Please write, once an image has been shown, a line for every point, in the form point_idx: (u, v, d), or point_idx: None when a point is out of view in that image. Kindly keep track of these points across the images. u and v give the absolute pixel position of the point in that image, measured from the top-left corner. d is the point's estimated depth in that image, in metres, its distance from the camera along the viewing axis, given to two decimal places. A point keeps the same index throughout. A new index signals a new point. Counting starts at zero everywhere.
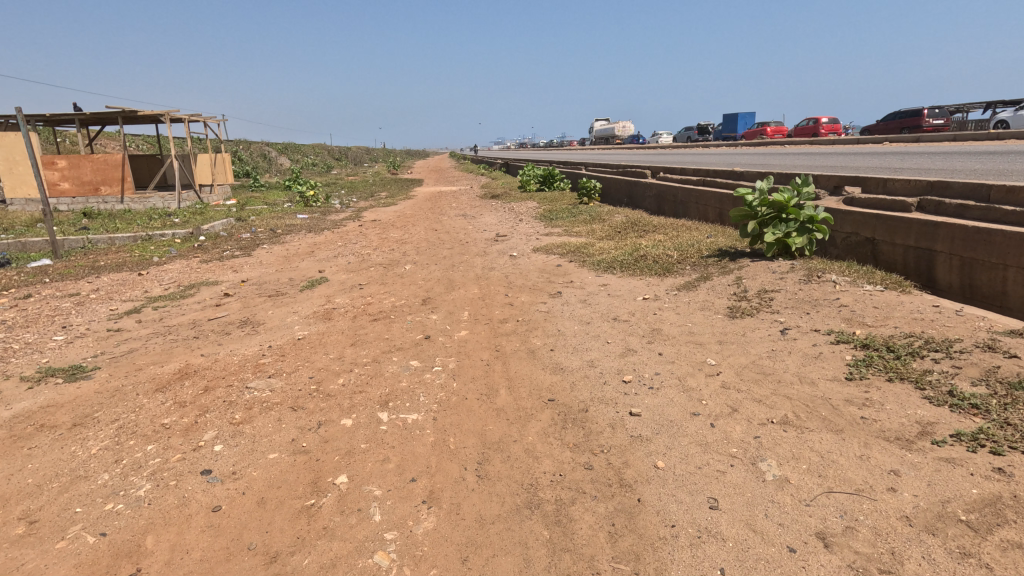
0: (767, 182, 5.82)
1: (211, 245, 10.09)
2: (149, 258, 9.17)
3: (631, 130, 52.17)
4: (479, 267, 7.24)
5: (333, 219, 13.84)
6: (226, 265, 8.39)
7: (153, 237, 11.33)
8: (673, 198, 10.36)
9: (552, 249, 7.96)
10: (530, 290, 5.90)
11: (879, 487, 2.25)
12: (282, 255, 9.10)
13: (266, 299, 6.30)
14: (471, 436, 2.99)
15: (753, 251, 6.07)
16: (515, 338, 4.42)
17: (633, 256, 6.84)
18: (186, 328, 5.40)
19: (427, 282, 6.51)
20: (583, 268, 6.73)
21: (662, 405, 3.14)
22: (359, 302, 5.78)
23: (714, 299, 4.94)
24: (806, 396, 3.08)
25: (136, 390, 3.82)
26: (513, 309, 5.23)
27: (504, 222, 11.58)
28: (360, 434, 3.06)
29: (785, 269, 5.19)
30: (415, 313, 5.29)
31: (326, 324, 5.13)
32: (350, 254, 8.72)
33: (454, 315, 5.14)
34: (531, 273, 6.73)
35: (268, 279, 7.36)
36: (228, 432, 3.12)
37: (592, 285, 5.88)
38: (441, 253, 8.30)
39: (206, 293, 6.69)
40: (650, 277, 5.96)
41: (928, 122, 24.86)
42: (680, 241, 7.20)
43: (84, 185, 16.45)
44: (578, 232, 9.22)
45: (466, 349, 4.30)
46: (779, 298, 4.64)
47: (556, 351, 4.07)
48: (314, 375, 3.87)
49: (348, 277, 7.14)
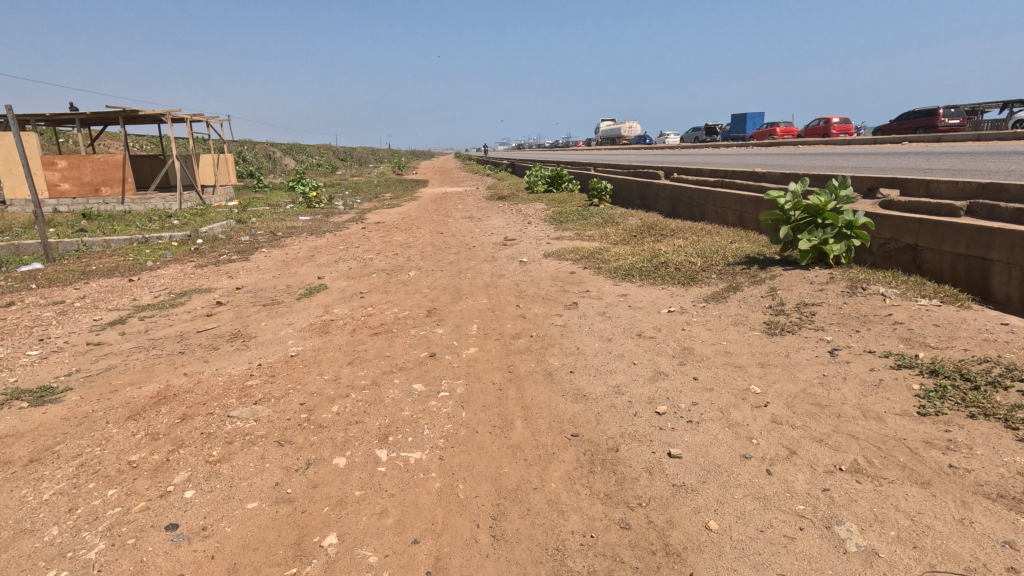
0: (801, 184, 5.36)
1: (208, 249, 9.70)
2: (143, 262, 8.80)
3: (637, 130, 51.76)
4: (487, 273, 6.82)
5: (335, 221, 13.48)
6: (222, 270, 8.00)
7: (150, 239, 10.98)
8: (689, 200, 9.91)
9: (564, 255, 7.53)
10: (543, 300, 5.47)
11: (995, 567, 1.81)
12: (281, 259, 8.72)
13: (261, 309, 5.90)
14: (484, 481, 2.56)
15: (785, 258, 5.61)
16: (530, 358, 3.99)
17: (652, 263, 6.40)
18: (172, 341, 5.00)
19: (433, 291, 6.10)
20: (599, 276, 6.30)
21: (705, 444, 2.70)
22: (359, 313, 5.37)
23: (748, 313, 4.50)
24: (875, 435, 2.63)
25: (106, 417, 3.40)
26: (526, 323, 4.81)
27: (512, 225, 11.16)
28: (354, 478, 2.64)
29: (824, 280, 4.74)
30: (419, 326, 4.87)
31: (322, 338, 4.71)
32: (351, 259, 8.31)
33: (462, 329, 4.72)
34: (543, 281, 6.31)
35: (264, 286, 6.95)
36: (202, 473, 2.71)
37: (611, 295, 5.45)
38: (447, 258, 7.88)
39: (198, 302, 6.29)
40: (672, 286, 5.53)
41: (944, 121, 24.33)
42: (702, 246, 6.76)
43: (84, 186, 16.16)
44: (591, 236, 8.79)
45: (476, 369, 3.87)
46: (821, 312, 4.19)
47: (576, 374, 3.64)
48: (306, 400, 3.46)
49: (348, 284, 6.74)
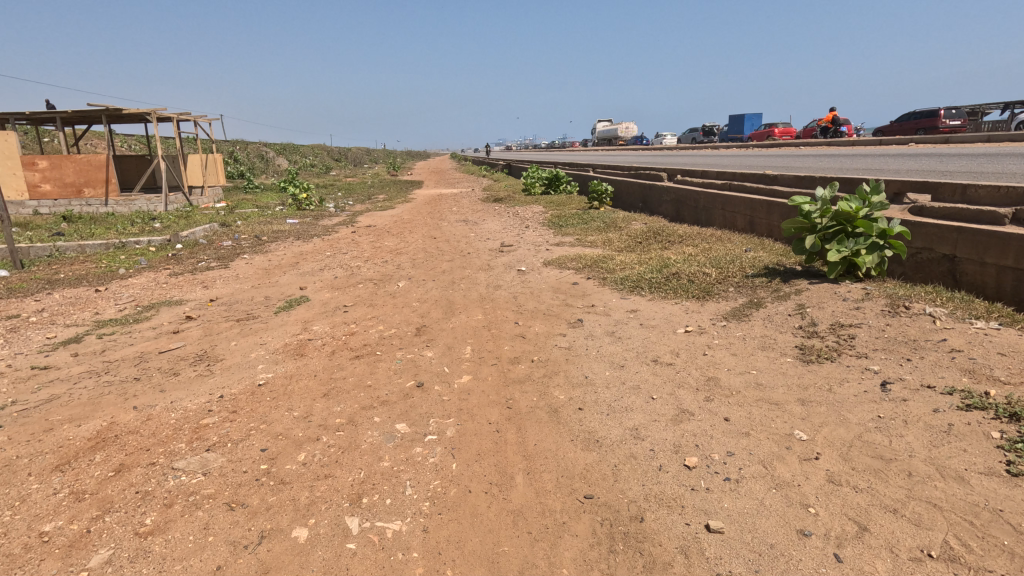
0: (829, 189, 4.87)
1: (187, 256, 9.15)
2: (115, 270, 8.24)
3: (633, 131, 51.44)
4: (483, 284, 6.31)
5: (324, 225, 12.94)
6: (198, 279, 7.47)
7: (126, 244, 10.42)
8: (695, 204, 9.42)
9: (565, 263, 7.01)
10: (544, 317, 4.96)
11: None
12: (264, 267, 8.19)
13: (233, 326, 5.36)
14: (478, 567, 2.05)
15: (810, 270, 5.13)
16: (531, 390, 3.48)
17: (662, 273, 5.89)
18: (129, 364, 4.45)
19: (423, 304, 5.59)
20: (604, 288, 5.79)
21: (751, 513, 2.19)
22: (341, 331, 4.84)
23: (776, 335, 3.99)
24: (962, 504, 2.12)
25: (29, 466, 2.86)
26: (526, 344, 4.29)
27: (508, 229, 10.64)
28: (316, 559, 2.12)
29: (860, 296, 4.25)
30: (406, 348, 4.34)
31: (297, 363, 4.17)
32: (337, 267, 7.77)
33: (454, 351, 4.20)
34: (544, 293, 5.80)
35: (241, 298, 6.41)
36: (128, 552, 2.18)
37: (619, 311, 4.95)
38: (439, 266, 7.37)
39: (166, 316, 5.74)
40: (687, 301, 5.03)
41: (945, 122, 24.01)
42: (714, 255, 6.26)
43: (66, 187, 15.58)
44: (593, 241, 8.29)
45: (469, 404, 3.35)
46: (862, 334, 3.69)
47: (586, 412, 3.12)
48: (269, 447, 2.93)
49: (332, 296, 6.22)
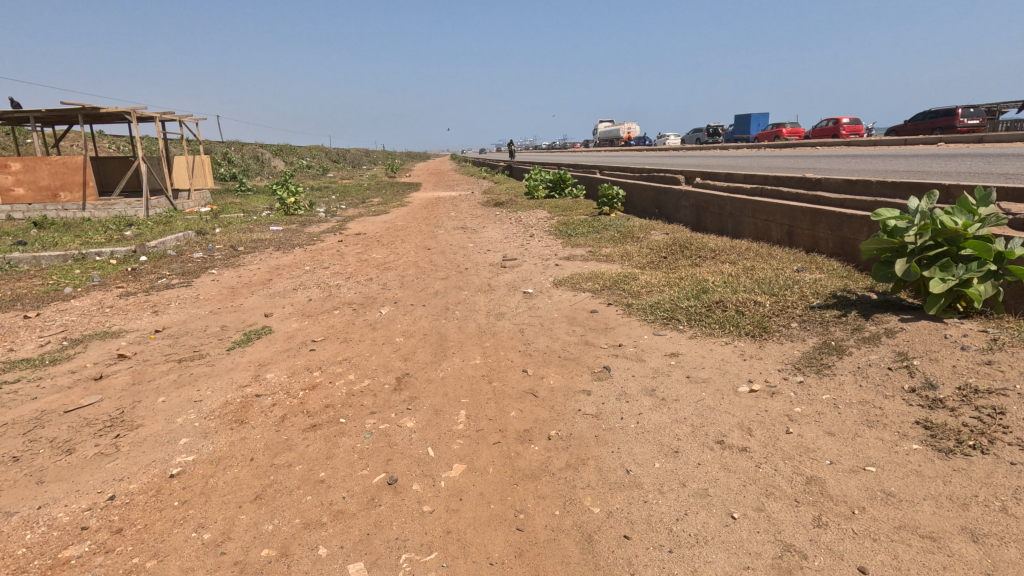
0: (927, 201, 3.78)
1: (149, 271, 8.09)
2: (62, 289, 7.19)
3: (635, 131, 50.50)
4: (482, 311, 5.27)
5: (310, 232, 11.91)
6: (151, 301, 6.40)
7: (87, 255, 9.37)
8: (720, 210, 8.39)
9: (578, 283, 5.94)
10: (559, 362, 3.91)
11: None
12: (231, 285, 7.14)
13: (170, 371, 4.29)
14: None
15: (893, 301, 4.07)
16: (553, 498, 2.41)
17: (699, 298, 4.83)
18: (18, 430, 3.39)
19: (408, 339, 4.55)
20: (630, 319, 4.74)
21: None
22: (301, 383, 3.79)
23: (880, 402, 2.93)
24: None
25: None
26: (538, 408, 3.23)
27: (510, 238, 9.58)
28: None
29: (986, 343, 3.19)
30: (380, 413, 3.27)
31: (232, 436, 3.10)
32: (314, 287, 6.71)
33: (443, 420, 3.15)
34: (557, 325, 4.73)
35: (192, 328, 5.35)
36: None
37: (655, 355, 3.89)
38: (431, 286, 6.32)
39: (93, 355, 4.68)
40: (741, 343, 3.98)
41: (962, 121, 22.94)
42: (759, 275, 5.20)
43: (40, 191, 14.50)
44: (608, 255, 7.24)
45: (463, 523, 2.29)
46: (1015, 407, 2.63)
47: (637, 549, 2.07)
48: None
49: (301, 326, 5.17)
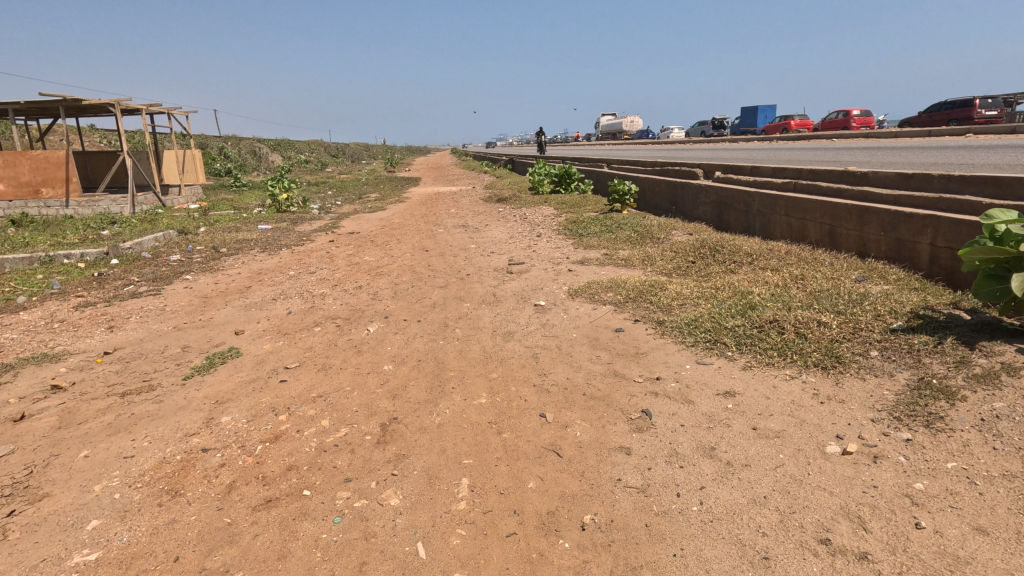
0: None
1: (116, 277, 7.28)
2: (15, 298, 6.39)
3: (638, 124, 49.61)
4: (487, 328, 4.48)
5: (301, 231, 11.09)
6: (108, 315, 5.61)
7: (55, 258, 8.55)
8: (747, 206, 7.57)
9: (597, 293, 5.16)
10: (586, 403, 3.12)
11: None
12: (206, 293, 6.35)
13: (107, 410, 3.49)
14: None
15: (998, 325, 3.28)
16: None
17: (746, 315, 4.03)
18: None
19: (397, 368, 3.76)
20: (664, 342, 3.93)
21: None
22: (261, 432, 3.00)
23: None
24: None
25: None
26: (564, 475, 2.45)
27: (516, 238, 8.78)
28: None
29: None
30: (357, 482, 2.50)
31: (157, 518, 2.33)
32: (295, 297, 5.91)
33: (437, 496, 2.36)
34: (576, 349, 3.94)
35: (148, 350, 4.55)
36: None
37: (707, 395, 3.10)
38: (428, 296, 5.53)
39: (21, 387, 3.89)
40: (811, 377, 3.19)
41: (980, 113, 22.06)
42: (814, 286, 4.41)
43: (21, 186, 13.67)
44: (626, 258, 6.45)
45: None
46: None
47: None
48: None
49: (274, 349, 4.37)
